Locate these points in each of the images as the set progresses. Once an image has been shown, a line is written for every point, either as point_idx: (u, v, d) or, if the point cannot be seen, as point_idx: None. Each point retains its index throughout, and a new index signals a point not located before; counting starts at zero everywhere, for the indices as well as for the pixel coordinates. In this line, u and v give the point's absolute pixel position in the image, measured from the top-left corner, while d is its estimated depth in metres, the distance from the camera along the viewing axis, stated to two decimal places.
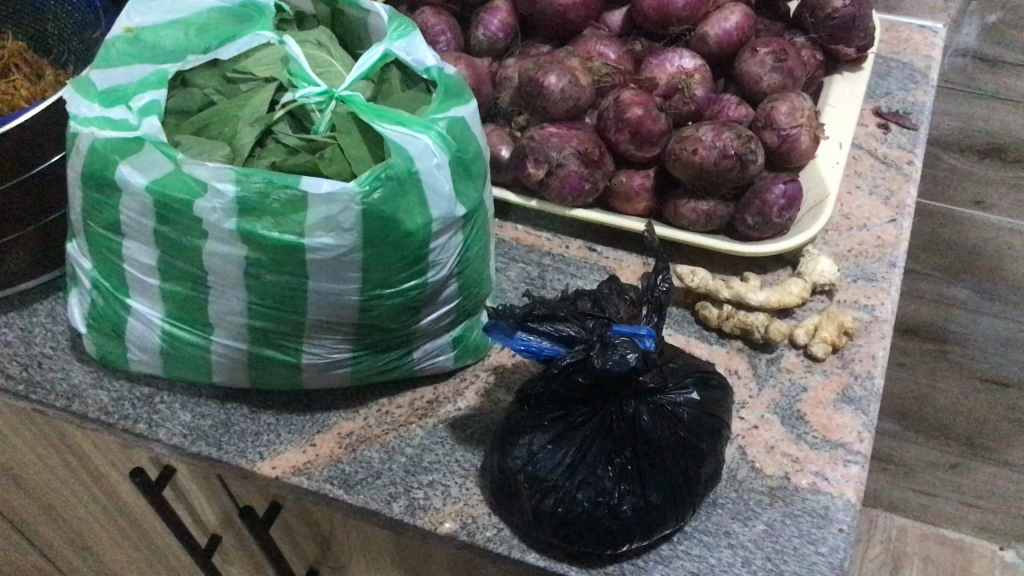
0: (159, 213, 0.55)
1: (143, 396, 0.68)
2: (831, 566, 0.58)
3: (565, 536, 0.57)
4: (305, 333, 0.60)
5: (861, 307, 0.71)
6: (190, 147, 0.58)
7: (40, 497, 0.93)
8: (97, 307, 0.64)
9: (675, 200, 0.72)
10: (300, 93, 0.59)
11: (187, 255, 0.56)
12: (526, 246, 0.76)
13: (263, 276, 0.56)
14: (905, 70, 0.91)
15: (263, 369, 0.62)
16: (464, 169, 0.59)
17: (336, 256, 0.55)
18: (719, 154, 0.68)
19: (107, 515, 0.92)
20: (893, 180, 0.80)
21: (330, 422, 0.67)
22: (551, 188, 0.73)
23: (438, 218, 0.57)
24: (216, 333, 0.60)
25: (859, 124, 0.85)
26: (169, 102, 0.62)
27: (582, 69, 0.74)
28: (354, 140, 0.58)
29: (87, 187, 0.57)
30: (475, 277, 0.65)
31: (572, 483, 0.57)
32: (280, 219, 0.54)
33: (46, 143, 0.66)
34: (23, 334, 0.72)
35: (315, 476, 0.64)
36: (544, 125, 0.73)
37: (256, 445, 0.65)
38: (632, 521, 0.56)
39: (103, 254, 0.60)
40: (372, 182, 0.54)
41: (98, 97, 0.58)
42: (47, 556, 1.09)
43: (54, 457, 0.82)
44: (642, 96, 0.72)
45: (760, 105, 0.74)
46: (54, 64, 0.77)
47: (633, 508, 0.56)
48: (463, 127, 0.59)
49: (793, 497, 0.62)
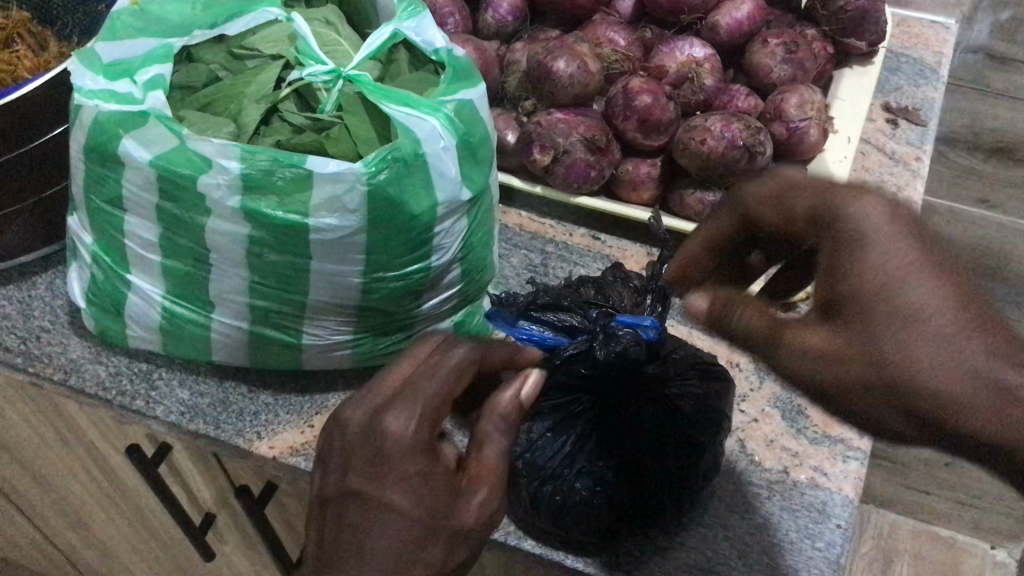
0: (162, 188, 0.55)
1: (141, 372, 0.68)
2: (828, 561, 0.58)
3: (562, 524, 0.57)
4: (307, 314, 0.59)
5: None
6: (194, 123, 0.58)
7: (33, 470, 0.92)
8: (97, 282, 0.63)
9: (681, 190, 0.72)
10: (307, 70, 0.59)
11: (189, 232, 0.56)
12: (529, 233, 0.76)
13: (266, 255, 0.55)
14: (916, 65, 0.90)
15: (263, 349, 0.62)
16: (470, 153, 0.58)
17: (341, 237, 0.55)
18: (728, 145, 0.68)
19: (101, 491, 0.91)
20: (901, 177, 0.79)
21: (329, 404, 0.66)
22: (556, 175, 0.72)
23: (443, 202, 0.57)
24: (217, 311, 0.60)
25: (868, 119, 0.84)
26: (173, 77, 0.61)
27: (592, 55, 0.73)
28: (361, 120, 0.58)
29: (90, 160, 0.56)
30: (478, 262, 0.65)
31: (571, 472, 0.57)
32: (285, 198, 0.53)
33: (49, 115, 0.65)
34: (22, 307, 0.72)
35: (313, 457, 0.63)
36: (552, 111, 0.72)
37: (254, 425, 0.65)
38: (629, 511, 0.56)
39: (104, 229, 0.60)
40: (378, 163, 0.53)
41: (102, 69, 0.57)
42: (39, 529, 1.09)
43: (49, 430, 0.81)
44: (652, 84, 0.71)
45: (770, 97, 0.73)
46: (58, 35, 0.76)
47: (630, 498, 0.56)
48: (472, 110, 0.59)
49: (791, 491, 0.62)
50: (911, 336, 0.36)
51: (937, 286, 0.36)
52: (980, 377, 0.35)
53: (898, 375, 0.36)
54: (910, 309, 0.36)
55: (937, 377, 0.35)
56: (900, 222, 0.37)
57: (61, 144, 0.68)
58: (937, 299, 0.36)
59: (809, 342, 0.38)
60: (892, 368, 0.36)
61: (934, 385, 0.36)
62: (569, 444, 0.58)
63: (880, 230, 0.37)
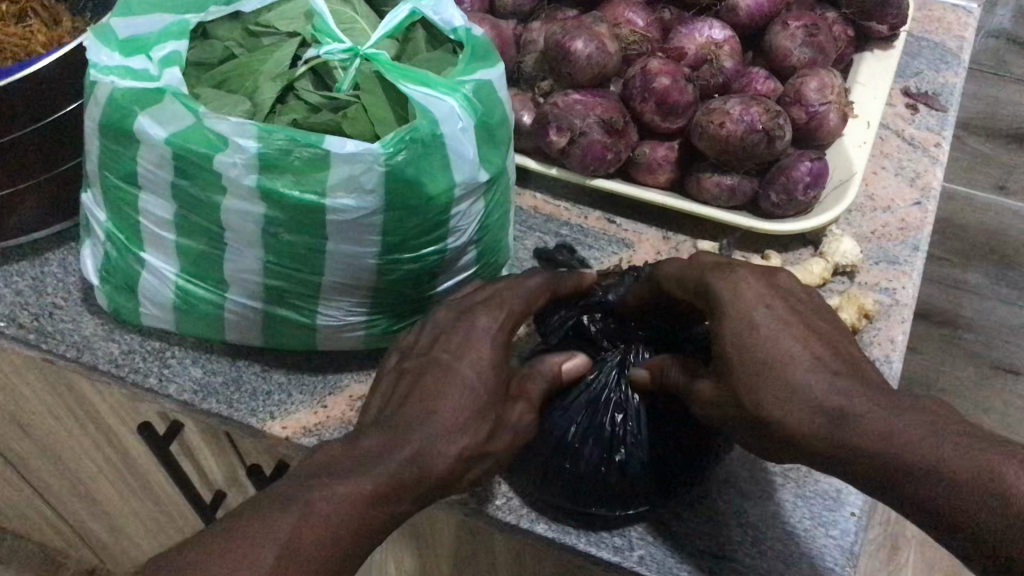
0: (178, 166, 0.54)
1: (154, 351, 0.68)
2: (842, 549, 0.58)
3: (571, 496, 0.57)
4: (321, 294, 0.59)
5: (883, 289, 0.69)
6: (209, 100, 0.57)
7: (45, 445, 0.93)
8: (110, 259, 0.63)
9: (698, 174, 0.71)
10: (324, 49, 0.58)
11: (205, 211, 0.55)
12: (544, 215, 0.75)
13: (281, 235, 0.55)
14: (937, 49, 0.89)
15: (277, 329, 0.61)
16: (488, 134, 0.58)
17: (357, 217, 0.54)
18: (747, 129, 0.67)
19: (112, 467, 0.91)
20: (920, 163, 0.78)
21: (342, 384, 0.66)
22: (572, 157, 0.71)
23: (461, 183, 0.56)
24: (231, 291, 0.60)
25: (888, 104, 0.83)
26: (189, 54, 0.60)
27: (610, 36, 0.72)
28: (378, 99, 0.57)
29: (104, 137, 0.56)
30: (494, 244, 0.64)
31: (581, 441, 0.56)
32: (302, 177, 0.53)
33: (62, 91, 0.65)
34: (35, 284, 0.72)
35: (326, 437, 0.63)
36: (569, 92, 0.71)
37: (267, 404, 0.65)
38: (638, 479, 0.56)
39: (118, 206, 0.59)
40: (396, 144, 0.53)
41: (117, 45, 0.57)
42: (47, 503, 1.09)
43: (60, 406, 0.81)
44: (670, 66, 0.71)
45: (790, 81, 0.72)
46: (71, 10, 0.75)
47: (641, 465, 0.56)
48: (490, 91, 0.58)
49: (805, 479, 0.62)
50: (786, 403, 0.46)
51: (808, 372, 0.47)
52: (875, 432, 0.43)
53: (792, 444, 0.46)
54: (789, 404, 0.46)
55: (823, 433, 0.45)
56: (791, 320, 0.49)
57: (75, 120, 0.68)
58: (809, 371, 0.47)
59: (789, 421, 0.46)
60: (833, 417, 0.45)
61: (825, 456, 0.45)
62: (587, 425, 0.56)
63: (758, 329, 0.49)
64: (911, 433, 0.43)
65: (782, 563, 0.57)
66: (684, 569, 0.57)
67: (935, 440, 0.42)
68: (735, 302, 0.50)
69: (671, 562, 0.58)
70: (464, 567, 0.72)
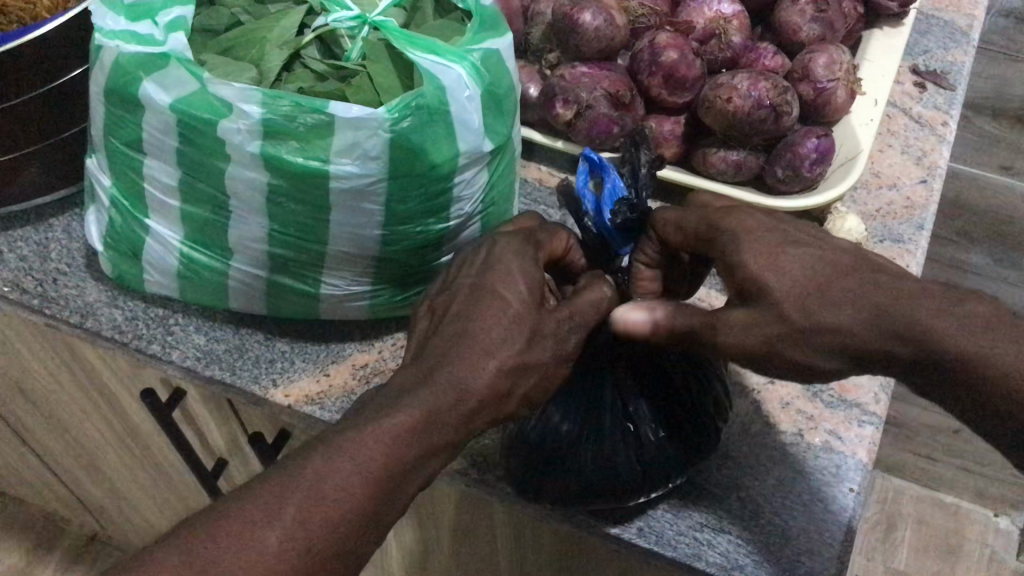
0: (183, 132, 0.54)
1: (158, 317, 0.68)
2: (840, 525, 0.58)
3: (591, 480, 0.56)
4: (325, 264, 0.59)
5: None
6: (217, 67, 0.57)
7: (49, 411, 0.93)
8: (114, 225, 0.63)
9: (704, 148, 0.71)
10: (332, 17, 0.58)
11: (210, 177, 0.55)
12: (550, 188, 0.75)
13: (284, 203, 0.55)
14: (947, 28, 0.89)
15: (280, 297, 0.61)
16: (494, 103, 0.58)
17: (361, 185, 0.54)
18: (755, 104, 0.67)
19: (115, 434, 0.92)
20: (927, 141, 0.78)
21: (345, 353, 0.66)
22: (578, 130, 0.71)
23: (465, 152, 0.56)
24: (235, 259, 0.60)
25: (896, 82, 0.83)
26: (194, 20, 0.60)
27: (618, 8, 0.72)
28: (385, 68, 0.57)
29: (109, 103, 0.56)
30: (498, 214, 0.64)
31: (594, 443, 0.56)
32: (306, 144, 0.53)
33: (67, 57, 0.64)
34: (39, 249, 0.72)
35: (328, 406, 0.63)
36: (576, 64, 0.71)
37: (270, 371, 0.65)
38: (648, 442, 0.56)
39: (123, 173, 0.59)
40: (402, 110, 0.53)
41: (124, 10, 0.56)
42: (50, 467, 1.10)
43: (63, 372, 0.81)
44: (679, 39, 0.70)
45: (798, 56, 0.72)
46: None
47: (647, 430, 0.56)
48: (498, 60, 0.58)
49: (805, 454, 0.62)
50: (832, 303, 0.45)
51: (845, 288, 0.45)
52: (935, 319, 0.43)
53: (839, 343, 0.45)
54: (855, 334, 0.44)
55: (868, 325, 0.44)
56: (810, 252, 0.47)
57: (79, 85, 0.67)
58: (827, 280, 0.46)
59: (831, 363, 0.46)
60: (904, 333, 0.43)
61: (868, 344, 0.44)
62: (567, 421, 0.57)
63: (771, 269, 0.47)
64: (966, 313, 0.43)
65: (779, 539, 0.58)
66: (683, 541, 0.58)
67: (991, 333, 0.42)
68: (748, 244, 0.48)
69: (671, 534, 0.58)
70: (464, 536, 0.72)
